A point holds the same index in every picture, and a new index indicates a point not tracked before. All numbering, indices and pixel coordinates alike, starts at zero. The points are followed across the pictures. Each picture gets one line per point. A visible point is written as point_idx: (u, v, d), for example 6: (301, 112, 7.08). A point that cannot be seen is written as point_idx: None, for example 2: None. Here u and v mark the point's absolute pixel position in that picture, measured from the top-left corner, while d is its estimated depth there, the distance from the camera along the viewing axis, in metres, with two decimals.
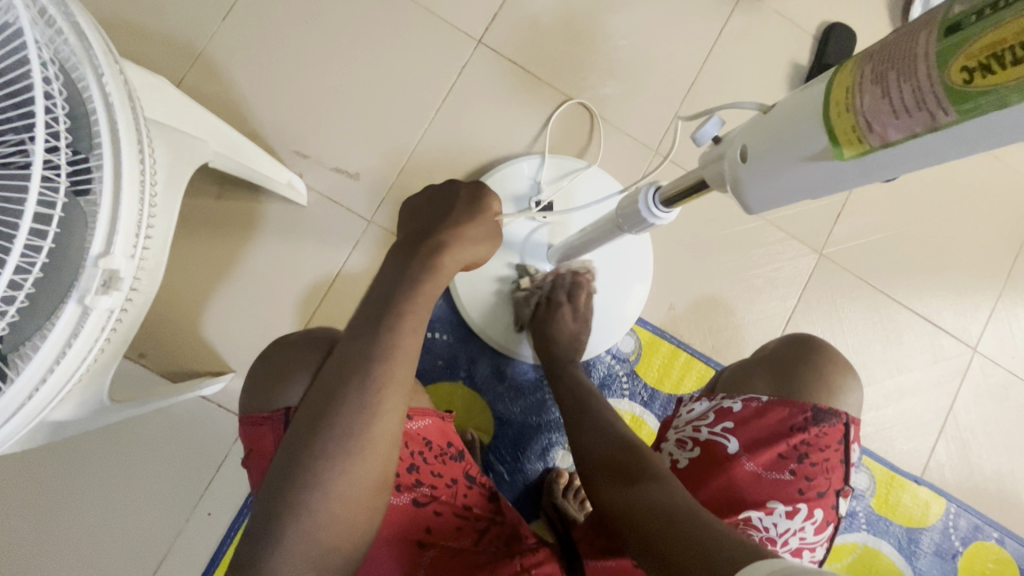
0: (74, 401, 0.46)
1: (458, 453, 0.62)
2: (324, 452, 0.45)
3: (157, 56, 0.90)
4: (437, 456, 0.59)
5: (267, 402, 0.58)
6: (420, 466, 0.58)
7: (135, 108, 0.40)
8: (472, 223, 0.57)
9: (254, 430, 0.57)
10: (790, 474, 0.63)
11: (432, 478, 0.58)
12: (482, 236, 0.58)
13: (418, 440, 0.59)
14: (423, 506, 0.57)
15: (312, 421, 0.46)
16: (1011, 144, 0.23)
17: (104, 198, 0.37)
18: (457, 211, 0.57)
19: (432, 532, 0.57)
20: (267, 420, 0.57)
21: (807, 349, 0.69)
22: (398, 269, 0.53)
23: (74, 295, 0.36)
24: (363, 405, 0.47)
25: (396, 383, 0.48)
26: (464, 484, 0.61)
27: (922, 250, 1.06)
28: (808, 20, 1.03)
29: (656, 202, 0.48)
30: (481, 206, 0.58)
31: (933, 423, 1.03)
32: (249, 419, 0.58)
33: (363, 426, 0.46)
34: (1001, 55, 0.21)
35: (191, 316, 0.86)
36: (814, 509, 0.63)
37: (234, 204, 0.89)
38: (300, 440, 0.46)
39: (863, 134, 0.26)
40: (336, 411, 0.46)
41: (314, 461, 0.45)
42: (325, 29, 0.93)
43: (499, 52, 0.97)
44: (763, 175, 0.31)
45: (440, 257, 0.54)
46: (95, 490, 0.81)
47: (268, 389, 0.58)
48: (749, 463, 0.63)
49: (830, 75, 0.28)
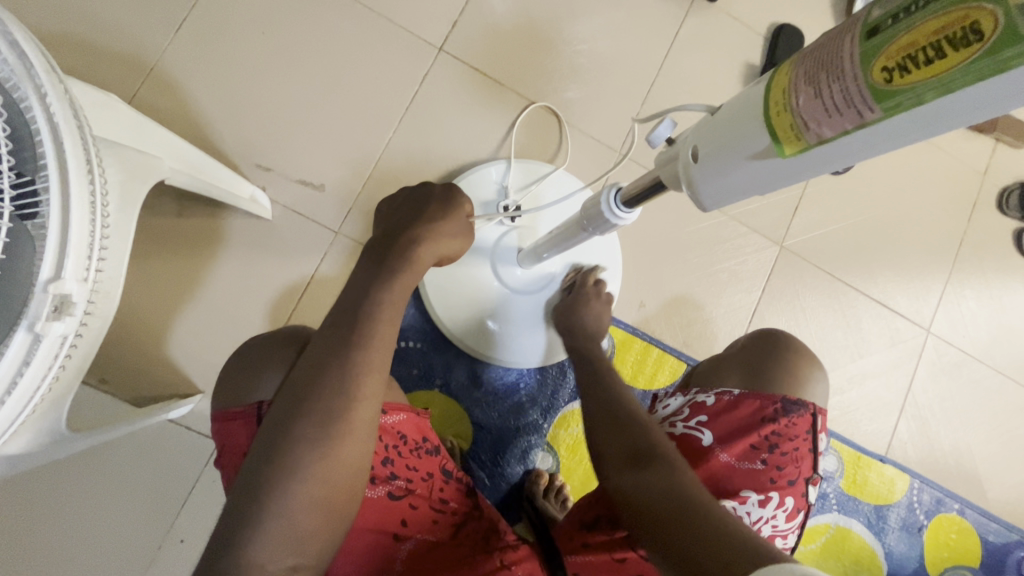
0: (28, 434, 0.44)
1: (433, 448, 0.61)
2: (302, 437, 0.45)
3: (106, 72, 0.87)
4: (413, 450, 0.59)
5: (241, 397, 0.56)
6: (396, 460, 0.57)
7: (82, 127, 0.39)
8: (441, 233, 0.57)
9: (228, 426, 0.56)
10: (762, 464, 0.65)
11: (408, 471, 0.58)
12: (458, 232, 0.59)
13: (394, 434, 0.58)
14: (399, 500, 0.57)
15: (291, 406, 0.46)
16: (928, 136, 0.25)
17: (54, 221, 0.36)
18: (431, 208, 0.58)
19: (408, 525, 0.57)
20: (240, 415, 0.55)
21: (773, 341, 0.71)
22: (367, 279, 0.52)
23: (24, 322, 0.35)
24: (342, 391, 0.47)
25: (374, 370, 0.49)
26: (440, 478, 0.61)
27: (876, 238, 1.11)
28: (759, 22, 1.07)
29: (618, 203, 0.49)
30: (453, 204, 0.59)
31: (894, 404, 1.07)
32: (222, 414, 0.57)
33: (342, 409, 0.46)
34: (916, 57, 0.22)
35: (154, 337, 0.83)
36: (785, 497, 0.65)
37: (195, 221, 0.87)
38: (278, 424, 0.46)
39: (801, 133, 0.27)
40: (318, 394, 0.46)
41: (292, 445, 0.45)
42: (283, 40, 0.92)
43: (460, 59, 0.97)
44: (713, 174, 0.32)
45: (415, 248, 0.55)
46: (58, 525, 0.78)
47: (242, 383, 0.57)
48: (724, 455, 0.64)
49: (768, 77, 0.29)
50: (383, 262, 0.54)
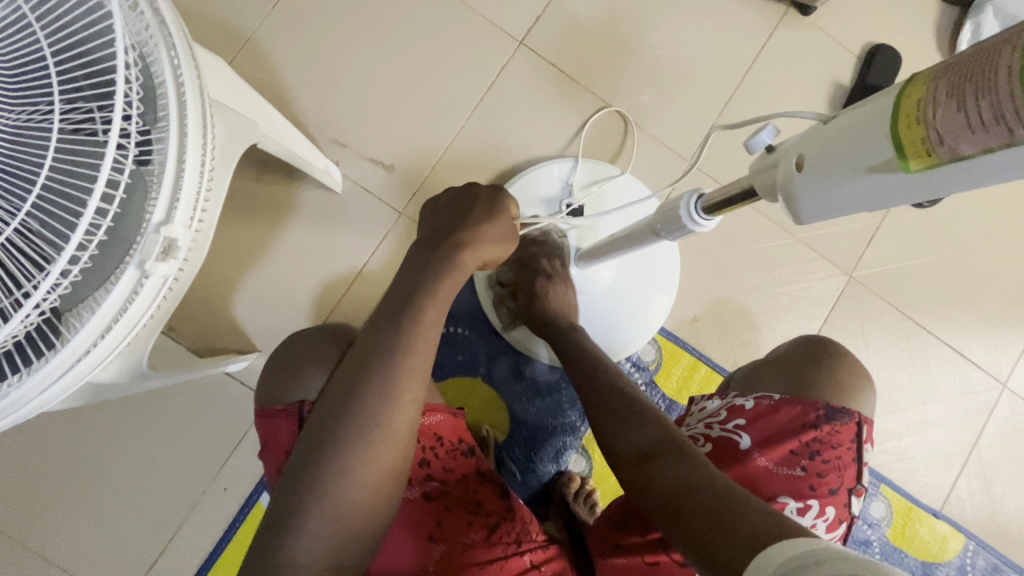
0: (118, 365, 0.47)
1: (469, 449, 0.64)
2: (345, 442, 0.48)
3: (208, 39, 0.92)
4: (449, 452, 0.62)
5: (283, 396, 0.60)
6: (431, 460, 0.60)
7: (200, 84, 0.42)
8: (483, 240, 0.57)
9: (269, 422, 0.60)
10: (801, 470, 0.62)
11: (443, 472, 0.61)
12: (500, 235, 0.58)
13: (430, 435, 0.61)
14: (435, 501, 0.59)
15: (336, 408, 0.49)
16: None
17: (169, 169, 0.39)
18: (476, 211, 0.58)
19: (442, 526, 0.59)
20: (282, 412, 0.59)
21: (816, 350, 0.68)
22: (415, 274, 0.55)
23: (134, 260, 0.38)
24: (386, 394, 0.49)
25: (415, 375, 0.51)
26: (474, 479, 0.63)
27: (956, 279, 1.04)
28: (853, 40, 1.02)
29: (698, 210, 0.48)
30: (499, 206, 0.59)
31: (955, 457, 1.00)
32: (263, 411, 0.60)
33: (383, 416, 0.49)
34: None
35: (222, 294, 0.88)
36: (826, 506, 0.62)
37: (271, 188, 0.90)
38: (325, 425, 0.49)
39: (932, 147, 0.25)
40: (361, 397, 0.49)
41: (338, 449, 0.47)
42: (371, 22, 0.95)
43: (538, 53, 0.98)
44: (818, 188, 0.31)
45: (458, 256, 0.55)
46: (118, 457, 0.83)
47: (284, 382, 0.61)
48: (761, 458, 0.62)
49: (899, 87, 0.28)
50: (426, 271, 0.55)
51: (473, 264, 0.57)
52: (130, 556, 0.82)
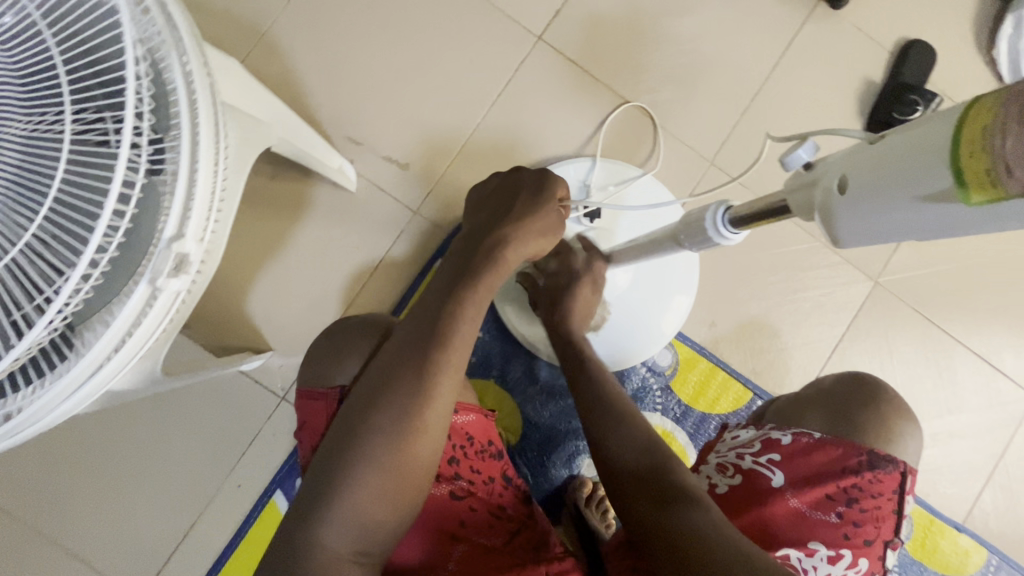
0: (134, 374, 0.47)
1: (497, 452, 0.65)
2: (374, 433, 0.48)
3: (222, 34, 0.91)
4: (479, 452, 0.63)
5: (325, 379, 0.61)
6: (460, 460, 0.61)
7: (212, 92, 0.41)
8: (530, 232, 0.56)
9: (310, 403, 0.61)
10: (836, 517, 0.60)
11: (471, 473, 0.62)
12: (547, 227, 0.57)
13: (461, 434, 0.62)
14: (459, 501, 0.60)
15: (368, 399, 0.50)
16: None
17: (180, 179, 0.38)
18: (524, 197, 0.57)
19: (465, 526, 0.60)
20: (323, 396, 0.60)
21: (863, 390, 0.66)
22: (456, 267, 0.55)
23: (145, 276, 0.37)
24: (417, 390, 0.49)
25: (449, 373, 0.51)
26: (499, 484, 0.64)
27: (988, 286, 1.00)
28: (887, 34, 0.98)
29: (725, 222, 0.46)
30: (547, 191, 0.58)
31: (981, 469, 0.98)
32: (306, 392, 0.62)
33: (413, 412, 0.49)
34: None
35: (236, 292, 0.88)
36: (859, 558, 0.59)
37: (285, 185, 0.90)
38: (357, 412, 0.49)
39: (998, 180, 0.23)
40: (392, 390, 0.49)
41: (366, 438, 0.48)
42: (387, 16, 0.93)
43: (557, 49, 0.95)
44: (861, 214, 0.29)
45: (502, 253, 0.54)
46: (135, 453, 0.84)
47: (327, 367, 0.62)
48: (793, 499, 0.60)
49: (960, 110, 0.26)
50: (464, 277, 0.54)
51: (517, 260, 0.56)
52: (146, 550, 0.83)
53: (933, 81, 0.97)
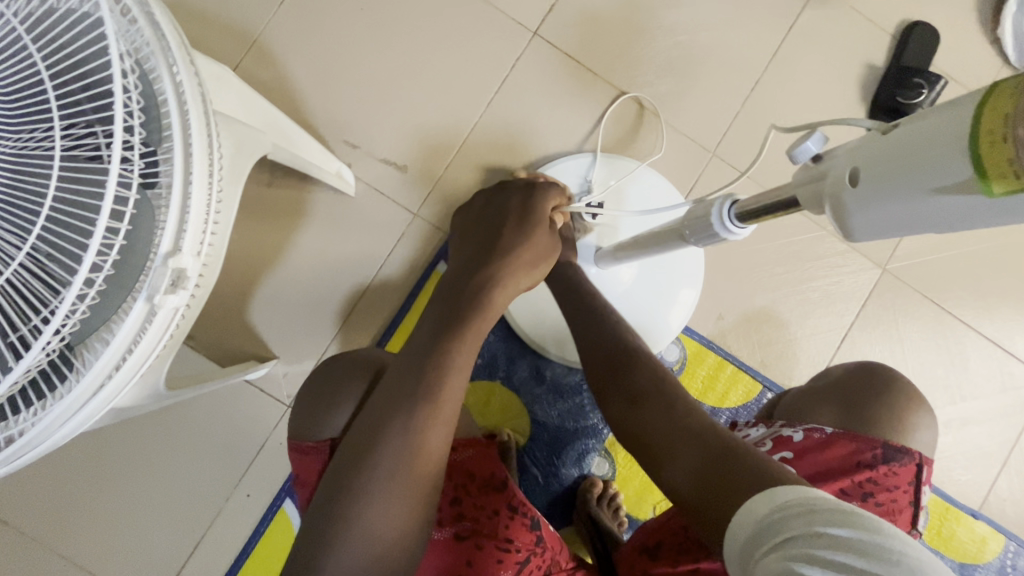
0: (137, 390, 0.47)
1: (503, 483, 0.64)
2: (370, 477, 0.48)
3: (215, 42, 0.90)
4: (480, 488, 0.63)
5: (315, 431, 0.61)
6: (463, 499, 0.62)
7: (204, 102, 0.40)
8: (518, 269, 0.56)
9: (303, 456, 0.61)
10: None
11: (475, 510, 0.62)
12: (534, 260, 0.57)
13: (462, 472, 0.63)
14: (464, 541, 0.60)
15: (366, 439, 0.49)
16: None
17: (175, 194, 0.37)
18: (509, 232, 0.58)
19: (474, 565, 0.59)
20: (314, 449, 0.60)
21: (874, 379, 0.65)
22: (445, 306, 0.55)
23: (142, 293, 0.36)
24: (412, 431, 0.49)
25: (443, 412, 0.50)
26: (506, 514, 0.61)
27: (999, 270, 0.99)
28: (888, 17, 0.96)
29: (731, 217, 0.45)
30: (529, 224, 0.58)
31: (996, 455, 0.96)
32: (297, 446, 0.62)
33: (412, 448, 0.49)
34: None
35: (238, 301, 0.87)
36: None
37: (284, 192, 0.89)
38: (352, 457, 0.49)
39: (1021, 169, 0.22)
40: (387, 432, 0.49)
41: (362, 483, 0.48)
42: (380, 17, 0.92)
43: (553, 45, 0.94)
44: (873, 205, 0.28)
45: (491, 291, 0.55)
46: (143, 466, 0.84)
47: (318, 415, 0.61)
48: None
49: (978, 98, 0.25)
50: (454, 315, 0.54)
51: (506, 302, 0.57)
52: (157, 563, 0.83)
53: (936, 63, 0.95)
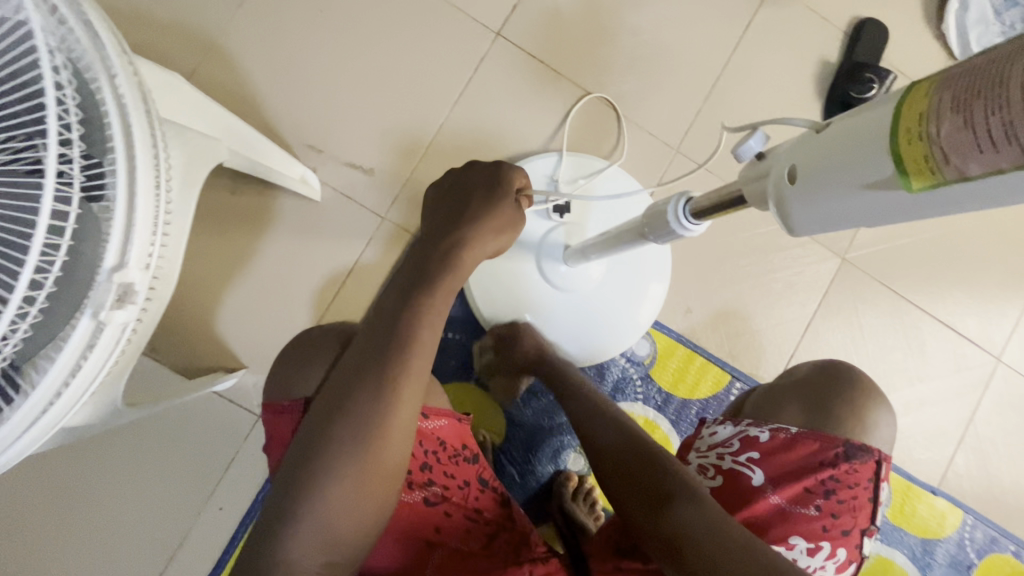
0: (90, 409, 0.46)
1: (472, 456, 0.64)
2: (338, 442, 0.47)
3: (169, 47, 0.88)
4: (451, 458, 0.62)
5: (290, 392, 0.60)
6: (433, 466, 0.60)
7: (148, 110, 0.39)
8: (486, 232, 0.55)
9: (276, 417, 0.60)
10: (815, 510, 0.61)
11: (446, 478, 0.61)
12: (503, 225, 0.56)
13: (432, 439, 0.60)
14: (434, 507, 0.60)
15: (330, 410, 0.48)
16: None
17: (119, 205, 0.36)
18: (480, 196, 0.55)
19: (441, 532, 0.60)
20: (287, 409, 0.59)
21: (837, 379, 0.67)
22: (414, 271, 0.54)
23: (88, 309, 0.35)
24: (380, 397, 0.48)
25: (412, 379, 0.50)
26: (475, 487, 0.63)
27: (950, 256, 1.03)
28: (840, 14, 0.99)
29: (686, 215, 0.46)
30: (500, 185, 0.56)
31: (953, 433, 1.01)
32: (271, 405, 0.61)
33: (379, 415, 0.48)
34: None
35: (203, 312, 0.85)
36: (837, 548, 0.61)
37: (247, 199, 0.87)
38: (320, 422, 0.48)
39: (936, 166, 0.23)
40: (355, 397, 0.48)
41: (329, 448, 0.47)
42: (340, 19, 0.91)
43: (516, 45, 0.94)
44: (812, 201, 0.29)
45: (459, 254, 0.53)
46: (109, 485, 0.82)
47: (292, 379, 0.61)
48: (774, 497, 0.61)
49: (900, 96, 0.26)
50: (423, 279, 0.53)
51: (474, 263, 0.56)
52: None
53: (886, 58, 0.99)
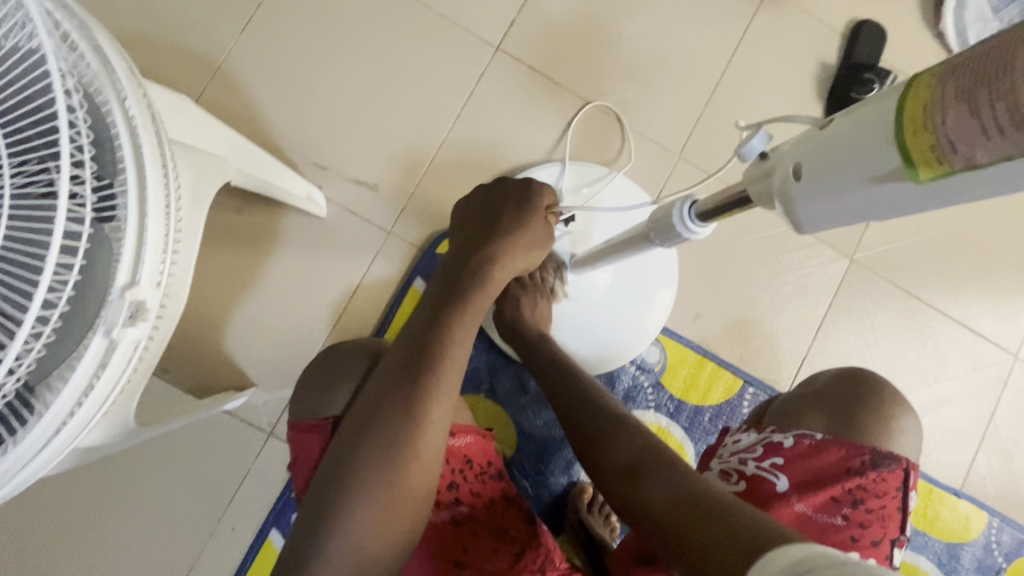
0: (103, 428, 0.46)
1: (495, 474, 0.65)
2: (369, 459, 0.48)
3: (177, 72, 0.90)
4: (477, 475, 0.62)
5: (317, 411, 0.60)
6: (460, 484, 0.61)
7: (157, 130, 0.40)
8: (515, 250, 0.57)
9: (302, 438, 0.60)
10: (843, 519, 0.59)
11: (471, 496, 0.61)
12: (531, 244, 0.58)
13: (459, 457, 0.62)
14: (462, 526, 0.59)
15: (360, 430, 0.49)
16: None
17: (130, 224, 0.37)
18: (507, 220, 0.57)
19: (469, 551, 0.58)
20: (314, 428, 0.59)
21: (860, 385, 0.65)
22: (445, 291, 0.55)
23: (100, 328, 0.36)
24: (411, 413, 0.49)
25: (442, 393, 0.50)
26: (500, 504, 0.63)
27: (960, 253, 1.02)
28: (837, 17, 1.00)
29: (691, 217, 0.46)
30: (528, 207, 0.58)
31: (972, 433, 0.99)
32: (296, 427, 0.61)
33: (410, 431, 0.48)
34: None
35: (213, 331, 0.86)
36: (868, 560, 0.58)
37: (255, 218, 0.88)
38: (351, 440, 0.49)
39: (944, 157, 0.23)
40: (386, 414, 0.49)
41: (360, 465, 0.47)
42: (343, 39, 0.93)
43: (516, 58, 0.95)
44: (820, 198, 0.29)
45: (489, 271, 0.55)
46: (122, 507, 0.82)
47: (316, 400, 0.61)
48: (799, 504, 0.59)
49: (899, 92, 0.26)
50: (454, 296, 0.54)
51: (504, 281, 0.57)
52: None
53: (886, 58, 0.99)
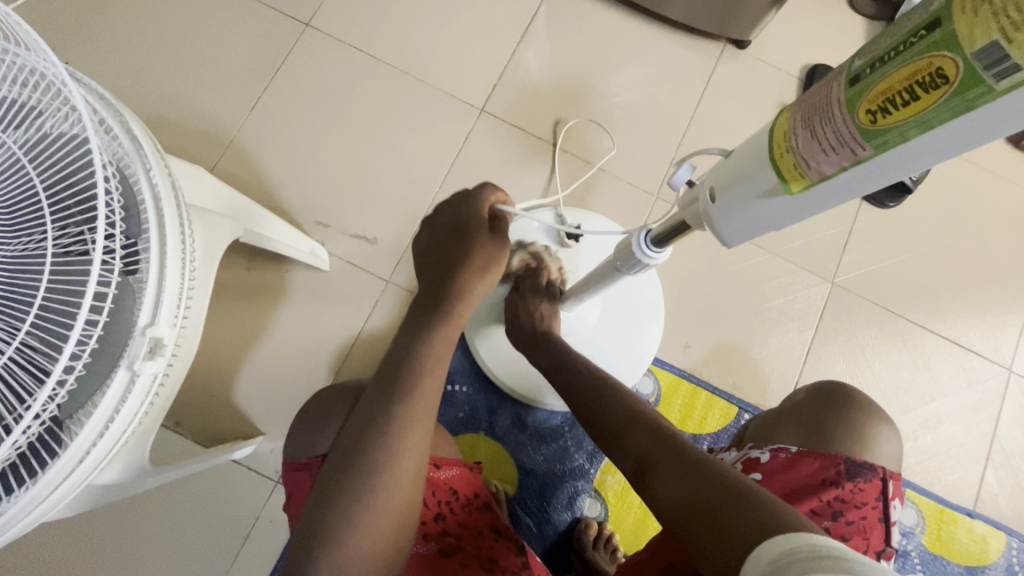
0: (120, 465, 0.50)
1: (485, 505, 0.66)
2: (354, 483, 0.50)
3: (194, 148, 1.00)
4: (463, 506, 0.64)
5: (308, 450, 0.63)
6: (446, 516, 0.63)
7: (177, 197, 0.46)
8: (471, 274, 0.59)
9: (296, 475, 0.62)
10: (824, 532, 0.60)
11: (457, 528, 0.63)
12: (483, 264, 0.59)
13: (445, 489, 0.63)
14: (448, 558, 0.61)
15: (345, 455, 0.52)
16: (913, 174, 0.28)
17: (152, 275, 0.43)
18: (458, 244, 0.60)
19: None
20: (305, 465, 0.62)
21: (833, 399, 0.67)
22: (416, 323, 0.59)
23: (124, 362, 0.41)
24: (391, 435, 0.52)
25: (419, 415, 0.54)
26: (488, 536, 0.64)
27: (938, 272, 1.05)
28: (791, 64, 1.09)
29: (648, 243, 0.51)
30: (473, 226, 0.60)
31: (977, 451, 0.98)
32: (290, 465, 0.64)
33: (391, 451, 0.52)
34: (893, 99, 0.25)
35: (224, 382, 0.90)
36: None
37: (263, 274, 0.95)
38: (338, 465, 0.51)
39: (803, 171, 0.30)
40: (370, 439, 0.52)
41: (347, 488, 0.50)
42: (342, 111, 1.03)
43: (499, 117, 1.04)
44: (730, 213, 0.35)
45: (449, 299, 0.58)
46: (132, 562, 0.83)
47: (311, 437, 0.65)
48: None
49: (771, 123, 0.33)
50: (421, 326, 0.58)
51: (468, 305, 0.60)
52: None
53: None
